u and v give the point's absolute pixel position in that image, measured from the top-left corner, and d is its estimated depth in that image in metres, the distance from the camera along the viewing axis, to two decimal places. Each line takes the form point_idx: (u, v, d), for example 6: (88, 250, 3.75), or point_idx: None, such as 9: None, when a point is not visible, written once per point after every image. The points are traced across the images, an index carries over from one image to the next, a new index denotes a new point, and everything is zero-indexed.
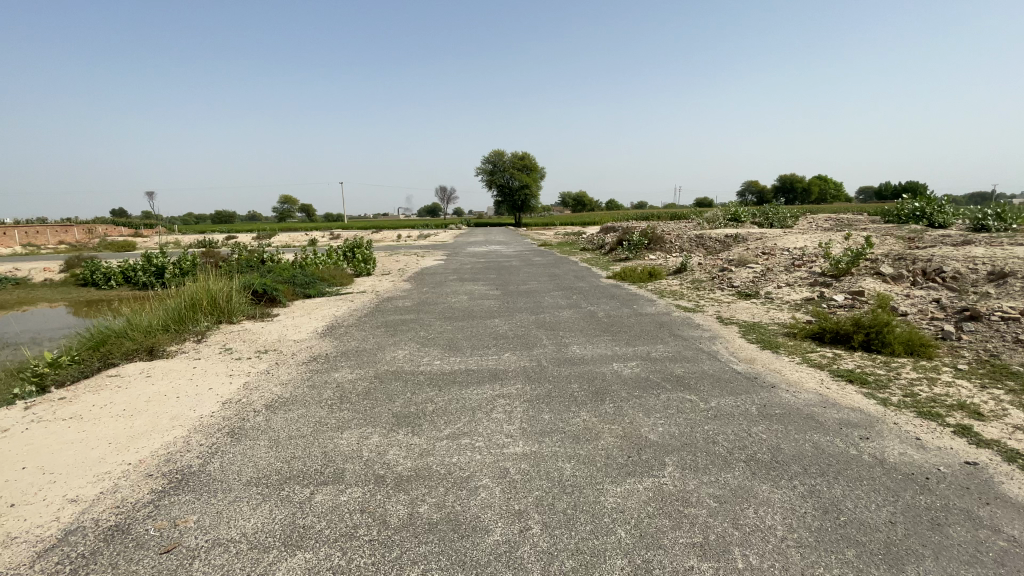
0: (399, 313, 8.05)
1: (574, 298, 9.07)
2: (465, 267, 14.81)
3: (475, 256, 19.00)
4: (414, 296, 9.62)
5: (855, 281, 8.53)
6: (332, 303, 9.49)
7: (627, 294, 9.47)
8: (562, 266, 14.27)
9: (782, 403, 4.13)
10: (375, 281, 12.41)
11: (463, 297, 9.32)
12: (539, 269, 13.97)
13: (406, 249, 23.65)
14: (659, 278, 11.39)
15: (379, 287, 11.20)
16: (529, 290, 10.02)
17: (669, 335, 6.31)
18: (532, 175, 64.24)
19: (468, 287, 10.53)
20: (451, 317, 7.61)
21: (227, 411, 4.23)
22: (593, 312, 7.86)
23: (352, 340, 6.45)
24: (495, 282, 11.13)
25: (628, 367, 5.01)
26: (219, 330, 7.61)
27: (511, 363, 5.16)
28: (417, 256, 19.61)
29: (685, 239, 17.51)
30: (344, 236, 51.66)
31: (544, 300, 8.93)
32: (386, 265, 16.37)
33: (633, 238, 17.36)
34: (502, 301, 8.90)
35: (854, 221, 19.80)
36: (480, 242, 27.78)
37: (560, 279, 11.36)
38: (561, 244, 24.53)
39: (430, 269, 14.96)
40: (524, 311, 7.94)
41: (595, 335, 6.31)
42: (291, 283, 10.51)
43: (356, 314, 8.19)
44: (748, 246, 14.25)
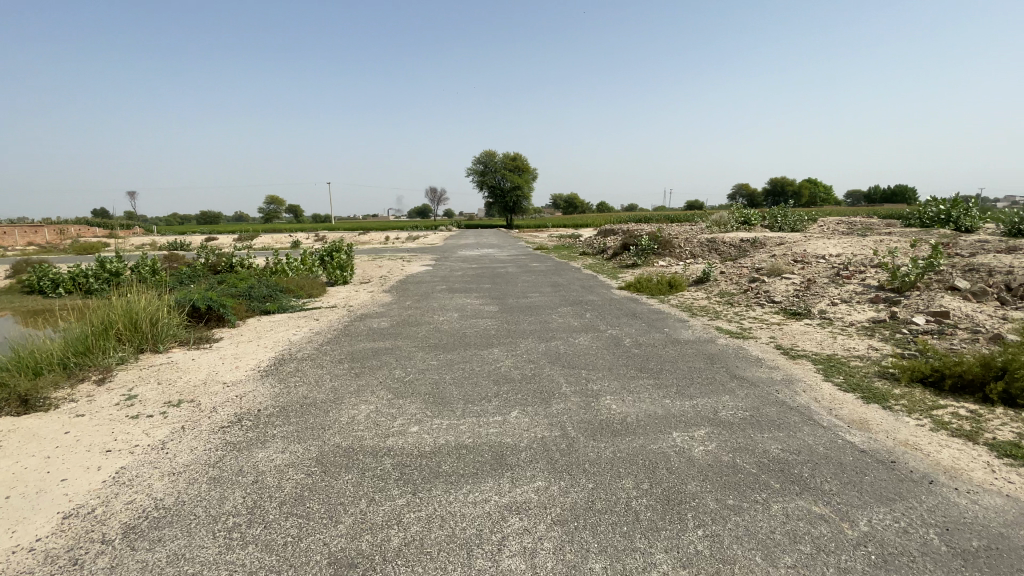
0: (371, 338, 6.37)
1: (589, 316, 7.44)
2: (456, 275, 13.11)
3: (467, 260, 17.30)
4: (392, 314, 7.93)
5: (931, 298, 7.01)
6: (292, 323, 7.75)
7: (651, 310, 7.87)
8: (565, 274, 12.63)
9: (975, 527, 2.53)
10: (351, 292, 10.69)
11: (452, 316, 7.64)
12: (540, 277, 12.31)
13: (390, 252, 21.83)
14: (681, 289, 9.79)
15: (353, 301, 9.46)
16: (532, 305, 8.38)
17: (729, 378, 4.71)
18: (524, 178, 62.82)
19: (459, 301, 8.86)
20: (437, 344, 5.96)
21: (55, 549, 2.50)
22: (617, 336, 6.24)
23: (302, 383, 4.78)
24: (490, 294, 9.45)
25: (697, 440, 3.39)
26: (135, 366, 5.83)
27: (522, 433, 3.50)
28: (402, 260, 17.87)
29: (697, 243, 15.97)
30: (329, 238, 49.63)
31: (552, 319, 7.29)
32: (367, 271, 14.61)
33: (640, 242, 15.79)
34: (500, 320, 7.26)
35: (874, 226, 18.42)
36: (471, 245, 26.15)
37: (567, 292, 9.72)
38: (559, 248, 22.96)
39: (416, 276, 13.23)
40: (529, 336, 6.30)
41: (630, 376, 4.70)
42: (246, 298, 8.74)
43: (317, 339, 6.49)
44: (772, 252, 12.73)
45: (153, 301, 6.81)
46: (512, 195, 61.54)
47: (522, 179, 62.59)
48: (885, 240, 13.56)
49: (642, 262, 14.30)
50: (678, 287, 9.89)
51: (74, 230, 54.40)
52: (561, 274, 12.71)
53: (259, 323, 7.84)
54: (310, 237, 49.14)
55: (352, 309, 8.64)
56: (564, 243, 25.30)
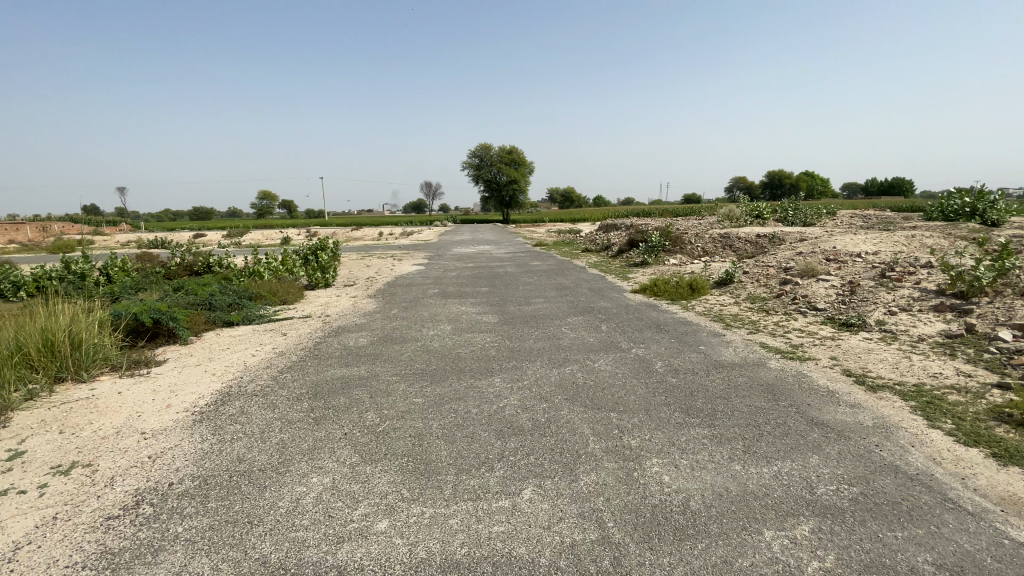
0: (344, 360, 5.20)
1: (606, 328, 6.30)
2: (450, 275, 11.93)
3: (462, 259, 16.13)
4: (373, 326, 6.76)
5: (1013, 307, 5.89)
6: (256, 338, 6.57)
7: (676, 321, 6.74)
8: (570, 275, 11.49)
9: None
10: (333, 296, 9.51)
11: (444, 329, 6.47)
12: (543, 277, 11.16)
13: (381, 250, 20.61)
14: (705, 293, 8.65)
15: (332, 309, 8.27)
16: (538, 314, 7.22)
17: (805, 425, 3.59)
18: (520, 171, 61.55)
19: (452, 309, 7.69)
20: (424, 370, 4.80)
21: None
22: (645, 355, 5.11)
23: (243, 434, 3.63)
24: (488, 301, 8.29)
25: (803, 548, 2.27)
26: (45, 402, 4.66)
27: (541, 536, 2.35)
28: (394, 259, 16.66)
29: (709, 239, 14.83)
30: (321, 234, 48.32)
31: (563, 332, 6.14)
32: (354, 272, 13.40)
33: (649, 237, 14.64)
34: (501, 335, 6.10)
35: (894, 220, 17.29)
36: (467, 241, 24.96)
37: (576, 296, 8.58)
38: (560, 243, 21.74)
39: (406, 277, 12.05)
40: (537, 355, 5.16)
41: (676, 422, 3.56)
42: (205, 308, 7.55)
43: (279, 363, 5.34)
44: (797, 248, 11.59)
45: (81, 317, 5.62)
46: (509, 189, 60.29)
47: (518, 173, 61.32)
48: (917, 236, 12.43)
49: (652, 260, 13.15)
50: (701, 290, 8.75)
51: (58, 227, 52.87)
52: (566, 274, 11.55)
53: (218, 339, 6.65)
54: (302, 234, 47.82)
55: (328, 319, 7.46)
56: (564, 239, 24.14)
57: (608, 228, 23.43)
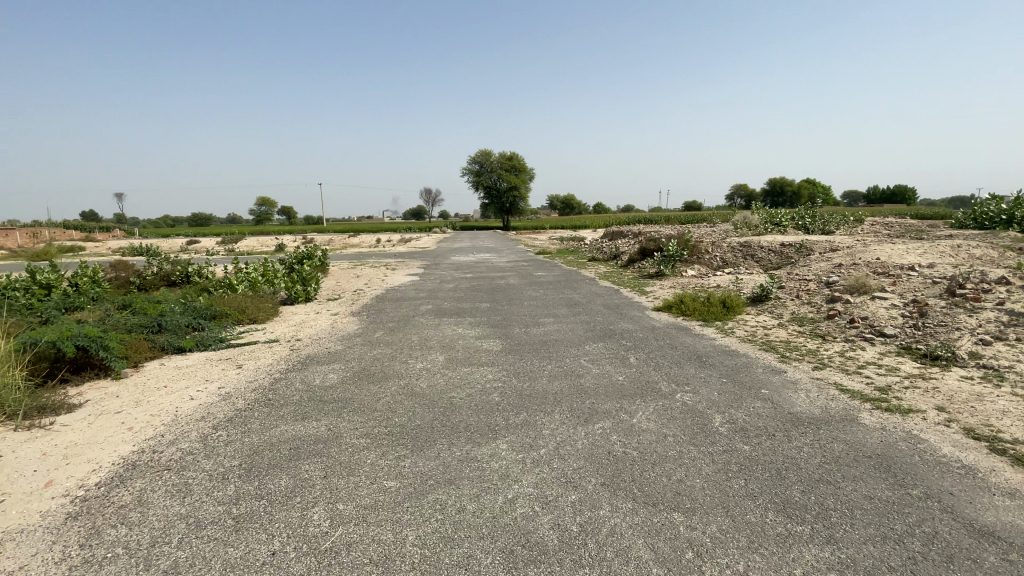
0: (301, 409, 3.98)
1: (636, 360, 5.08)
2: (446, 287, 10.70)
3: (460, 268, 14.91)
4: (350, 355, 5.53)
5: None
6: (204, 371, 5.36)
7: (719, 351, 5.51)
8: (580, 287, 10.27)
9: None
10: (311, 313, 8.29)
11: (435, 360, 5.25)
12: (550, 290, 9.93)
13: (374, 258, 19.37)
14: (741, 312, 7.44)
15: (306, 330, 7.05)
16: (549, 339, 6.00)
17: (972, 543, 2.38)
18: (521, 178, 60.54)
19: (446, 332, 6.47)
20: (404, 425, 3.58)
21: None
22: (697, 405, 3.89)
23: (124, 549, 2.41)
24: (489, 321, 7.06)
25: None
26: None
27: None
28: (386, 268, 15.44)
29: (729, 248, 13.64)
30: (317, 241, 47.13)
31: (583, 365, 4.92)
32: (341, 283, 12.16)
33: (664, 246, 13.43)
34: (505, 367, 4.88)
35: (924, 228, 16.12)
36: (466, 249, 23.78)
37: (592, 315, 7.35)
38: (565, 252, 20.50)
39: (397, 289, 10.82)
40: (554, 402, 3.95)
41: (777, 536, 2.36)
42: (152, 332, 6.33)
43: (219, 411, 4.12)
44: (834, 259, 10.38)
45: None
46: (510, 196, 59.28)
47: (519, 179, 60.22)
48: (964, 246, 11.21)
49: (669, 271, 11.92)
50: (737, 308, 7.54)
51: (48, 232, 51.67)
52: (576, 286, 10.32)
53: (158, 373, 5.42)
54: (297, 240, 46.62)
55: (298, 344, 6.23)
56: (568, 247, 22.91)
57: (615, 236, 22.26)
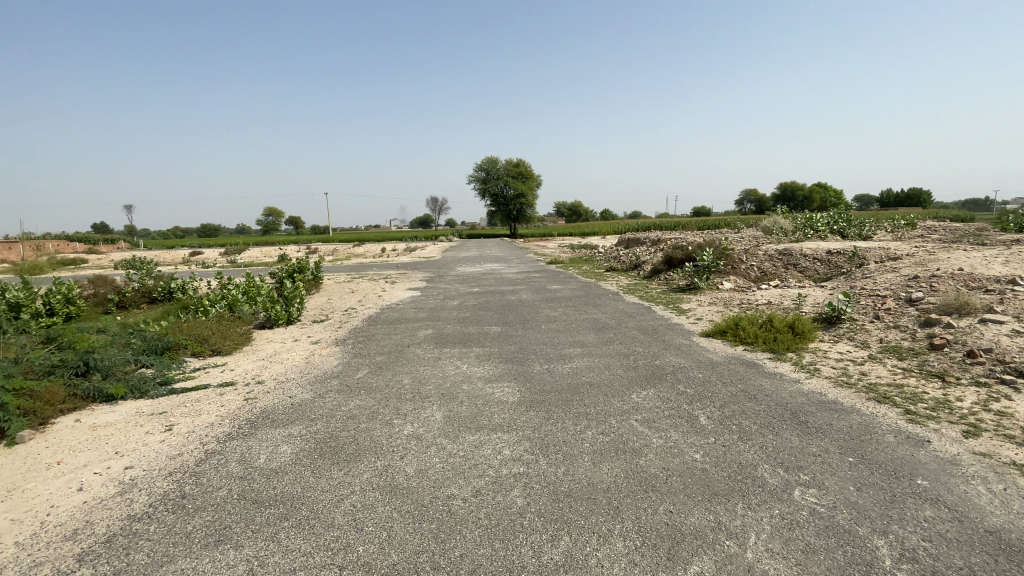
0: (221, 523, 2.59)
1: (709, 421, 3.66)
2: (449, 305, 9.31)
3: (467, 281, 13.52)
4: (318, 408, 4.17)
5: None
6: (123, 434, 4.00)
7: (815, 403, 4.07)
8: (605, 304, 8.86)
9: None
10: (289, 342, 6.95)
11: (430, 415, 3.85)
12: (570, 308, 8.50)
13: (374, 270, 18.05)
14: (815, 339, 5.97)
15: (273, 366, 5.67)
16: (581, 382, 4.57)
17: None
18: (528, 184, 59.31)
19: (447, 370, 5.06)
20: (372, 567, 2.18)
21: None
22: (840, 525, 2.46)
23: None
24: (500, 353, 5.64)
25: None
26: None
27: None
28: (386, 281, 14.08)
29: (767, 256, 12.15)
30: (321, 251, 46.06)
31: (636, 430, 3.51)
32: (332, 301, 10.80)
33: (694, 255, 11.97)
34: (528, 432, 3.47)
35: (980, 231, 14.54)
36: (473, 258, 22.37)
37: (628, 344, 5.93)
38: (578, 260, 19.04)
39: (394, 307, 9.42)
40: (610, 511, 2.53)
41: None
42: (75, 375, 4.98)
43: (104, 518, 2.75)
44: (901, 270, 8.88)
45: None
46: (517, 203, 58.03)
47: (526, 186, 58.94)
48: None
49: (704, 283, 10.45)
50: (809, 334, 6.07)
51: (51, 245, 51.11)
52: (600, 304, 8.89)
53: (64, 436, 4.05)
54: (300, 251, 45.55)
55: (257, 388, 4.87)
56: (581, 256, 21.45)
57: (631, 243, 20.79)
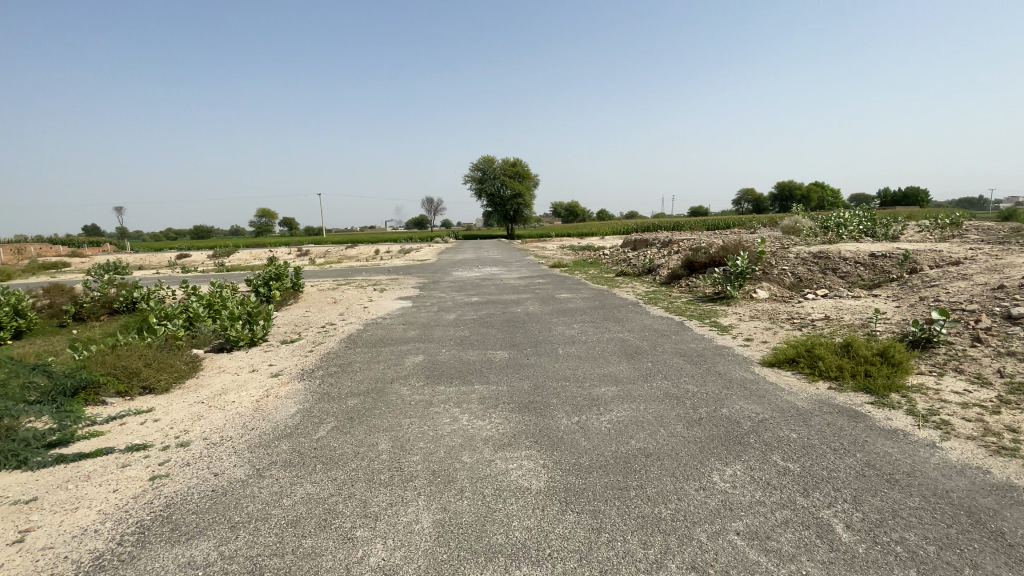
0: None
1: (852, 536, 2.34)
2: (443, 319, 7.91)
3: (464, 288, 12.13)
4: (248, 502, 2.79)
5: None
6: None
7: (986, 492, 2.76)
8: (631, 318, 7.51)
9: None
10: (245, 374, 5.56)
11: (414, 523, 2.49)
12: (589, 323, 7.13)
13: (363, 274, 16.59)
14: (913, 372, 4.64)
15: (210, 414, 4.28)
16: (631, 447, 3.21)
17: None
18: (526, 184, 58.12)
19: (440, 426, 3.68)
20: None
21: None
22: None
23: None
24: (512, 395, 4.25)
25: None
26: None
27: None
28: (374, 289, 12.64)
29: (802, 260, 10.83)
30: (313, 253, 44.55)
31: (746, 559, 2.18)
32: (310, 314, 9.37)
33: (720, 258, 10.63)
34: (573, 569, 2.12)
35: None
36: (471, 261, 20.99)
37: (677, 379, 4.57)
38: (584, 263, 17.67)
39: (379, 322, 8.02)
40: None
41: None
42: None
43: None
44: (975, 277, 7.57)
45: None
46: (514, 203, 56.68)
47: (523, 186, 57.58)
48: None
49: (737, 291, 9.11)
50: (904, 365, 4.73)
51: (34, 247, 49.46)
52: (624, 317, 7.52)
53: None
54: (292, 253, 44.04)
55: (177, 455, 3.50)
56: (585, 259, 20.03)
57: (640, 245, 19.47)
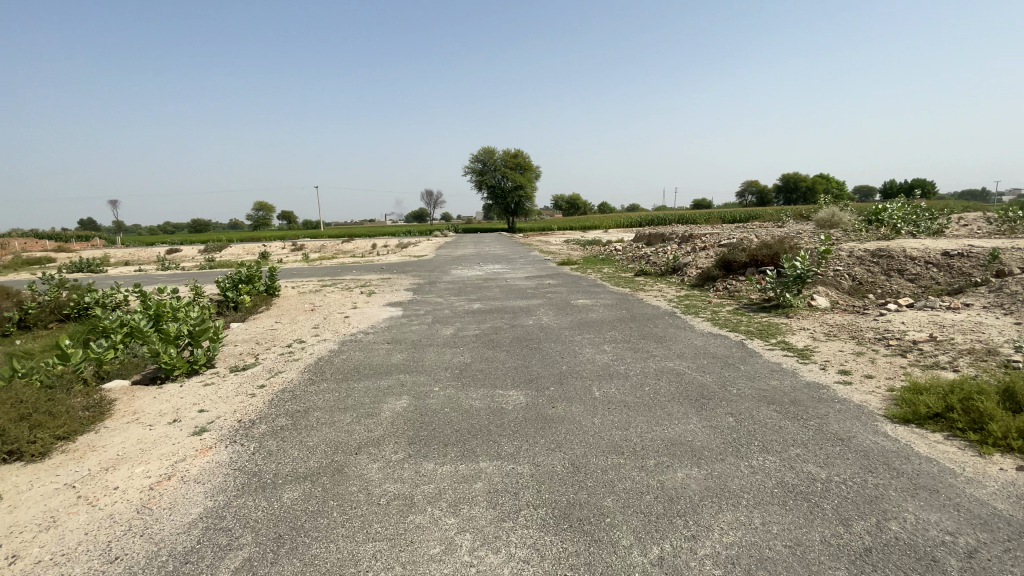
0: None
1: None
2: (438, 337, 6.33)
3: (464, 291, 10.53)
4: None
5: None
6: None
7: None
8: (674, 335, 5.96)
9: None
10: (163, 427, 4.03)
11: None
12: (623, 344, 5.56)
13: (352, 274, 14.99)
14: None
15: (69, 521, 2.74)
16: None
17: None
18: (527, 176, 56.44)
19: (421, 566, 2.15)
20: None
21: None
22: None
23: None
24: (540, 488, 2.69)
25: None
26: None
27: None
28: (360, 292, 11.06)
29: (860, 260, 9.26)
30: (308, 247, 42.89)
31: None
32: (279, 325, 7.78)
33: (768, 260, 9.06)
34: None
35: None
36: (472, 258, 19.39)
37: (785, 455, 3.04)
38: (596, 261, 16.07)
39: (358, 339, 6.44)
40: None
41: None
42: None
43: None
44: None
45: None
46: (515, 196, 55.00)
47: (525, 178, 55.68)
48: None
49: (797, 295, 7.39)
50: None
51: (20, 242, 47.85)
52: (665, 335, 5.97)
53: None
54: (286, 248, 42.44)
55: None
56: (596, 255, 18.35)
57: (655, 240, 17.87)
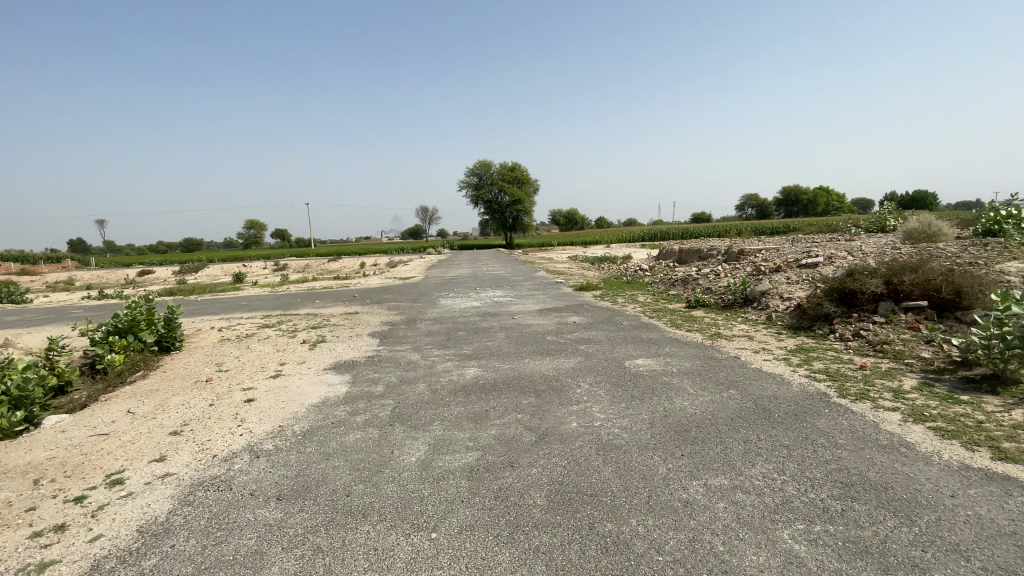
0: None
1: None
2: (387, 479, 2.98)
3: (455, 335, 7.20)
4: None
5: None
6: None
7: None
8: (912, 492, 2.68)
9: None
10: None
11: None
12: (829, 537, 2.26)
13: (314, 304, 11.69)
14: None
15: None
16: None
17: None
18: (525, 190, 53.63)
19: None
20: None
21: None
22: None
23: None
24: None
25: None
26: None
27: None
28: (305, 336, 7.71)
29: None
30: (292, 266, 39.80)
31: None
32: (125, 422, 4.49)
33: (932, 306, 5.95)
34: None
35: None
36: (469, 280, 16.15)
37: None
38: (624, 285, 12.84)
39: (224, 483, 3.13)
40: None
41: None
42: None
43: None
44: None
45: None
46: (513, 210, 52.04)
47: (523, 192, 52.72)
48: None
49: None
50: None
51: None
52: (889, 486, 2.70)
53: None
54: (267, 268, 39.13)
55: None
56: (619, 276, 15.08)
57: (693, 257, 14.67)
